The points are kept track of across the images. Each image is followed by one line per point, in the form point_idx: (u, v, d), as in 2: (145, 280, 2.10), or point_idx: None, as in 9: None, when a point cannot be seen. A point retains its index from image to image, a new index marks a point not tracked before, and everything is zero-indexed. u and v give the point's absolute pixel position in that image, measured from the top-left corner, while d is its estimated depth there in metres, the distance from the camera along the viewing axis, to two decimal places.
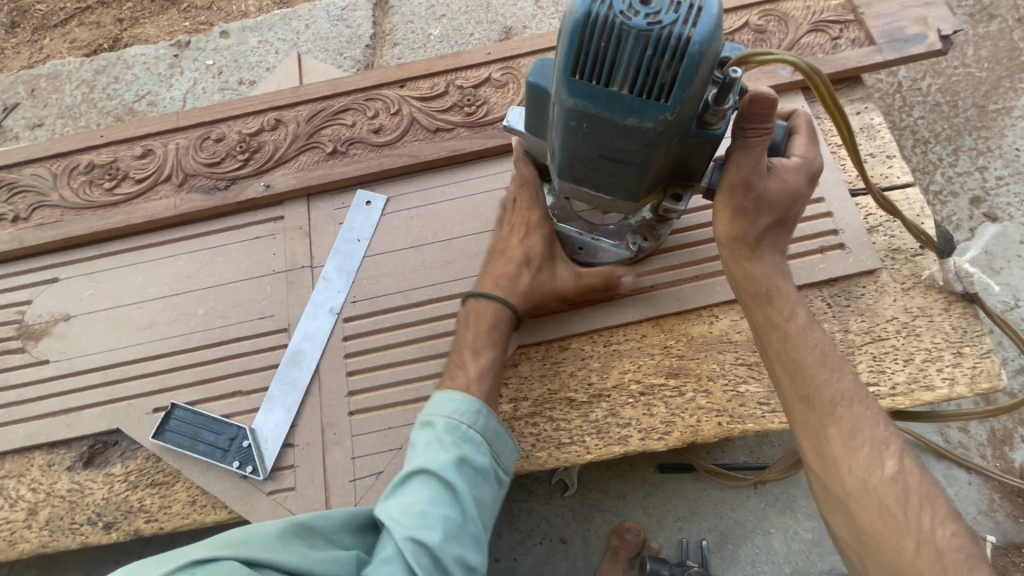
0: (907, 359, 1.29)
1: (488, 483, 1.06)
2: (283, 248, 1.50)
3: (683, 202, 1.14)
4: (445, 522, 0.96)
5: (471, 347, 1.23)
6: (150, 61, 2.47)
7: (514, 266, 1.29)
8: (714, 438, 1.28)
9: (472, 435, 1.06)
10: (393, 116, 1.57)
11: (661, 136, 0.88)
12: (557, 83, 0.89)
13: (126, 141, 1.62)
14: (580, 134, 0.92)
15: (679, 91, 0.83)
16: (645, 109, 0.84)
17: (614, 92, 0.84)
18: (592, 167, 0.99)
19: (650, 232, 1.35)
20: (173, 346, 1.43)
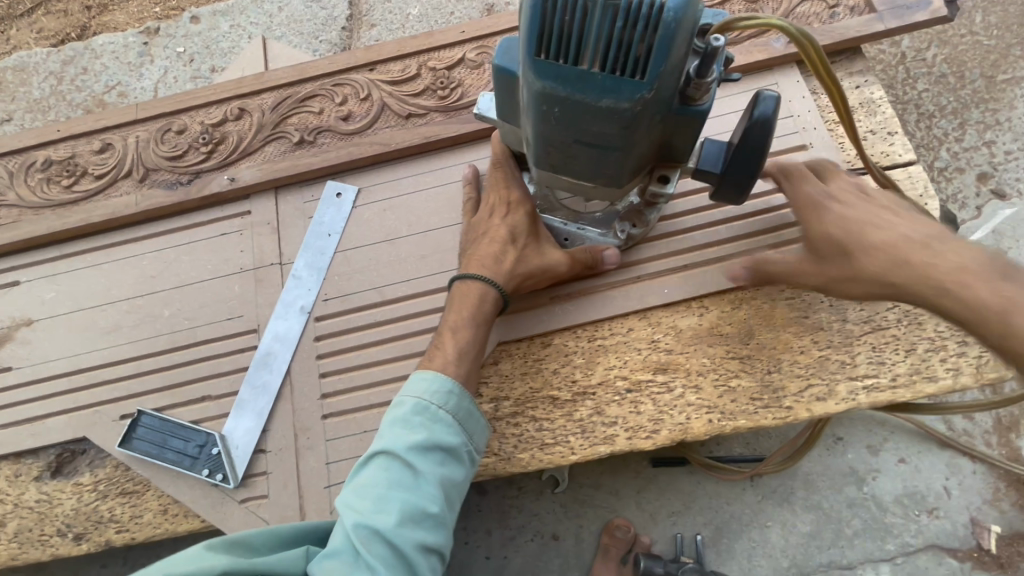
0: (908, 349, 1.22)
1: (456, 463, 1.05)
2: (251, 245, 1.42)
3: (669, 184, 1.05)
4: (400, 503, 0.97)
5: (451, 327, 1.17)
6: (119, 49, 2.36)
7: (499, 244, 1.21)
8: (704, 436, 1.22)
9: (441, 416, 1.06)
10: (363, 102, 1.49)
11: (641, 116, 0.79)
12: (522, 65, 0.80)
13: (84, 135, 1.54)
14: (552, 121, 0.83)
15: (656, 65, 0.74)
16: (620, 87, 0.75)
17: (584, 71, 0.76)
18: (569, 156, 0.90)
19: (639, 218, 1.28)
20: (139, 350, 1.37)
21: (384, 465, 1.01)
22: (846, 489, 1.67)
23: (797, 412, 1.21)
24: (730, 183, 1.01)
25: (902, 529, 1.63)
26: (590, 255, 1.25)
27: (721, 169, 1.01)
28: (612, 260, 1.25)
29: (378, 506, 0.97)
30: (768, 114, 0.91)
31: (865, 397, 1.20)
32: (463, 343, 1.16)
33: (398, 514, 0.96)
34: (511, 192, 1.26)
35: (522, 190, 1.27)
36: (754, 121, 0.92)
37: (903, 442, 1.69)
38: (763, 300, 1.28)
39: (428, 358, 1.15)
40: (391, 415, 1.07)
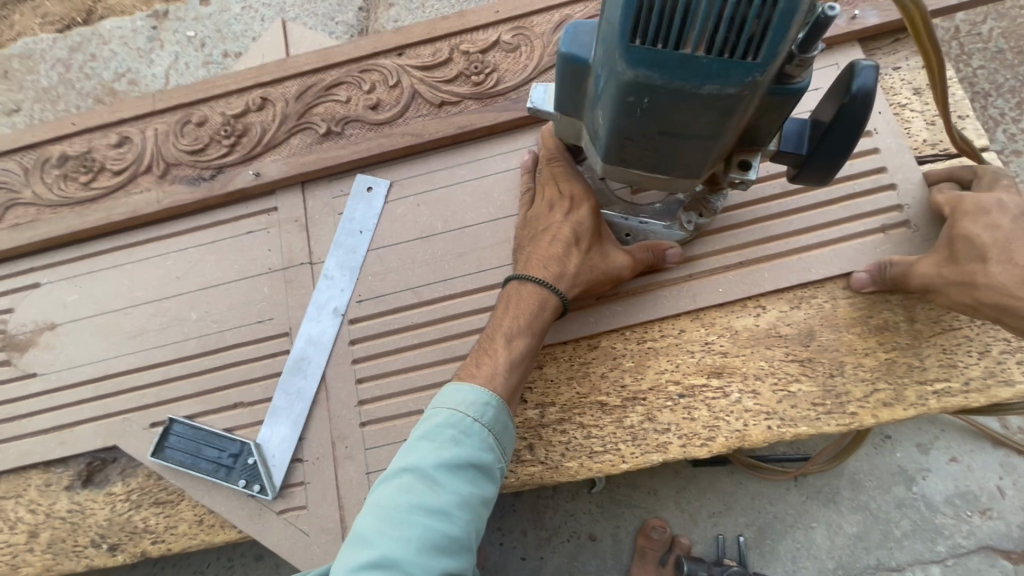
0: (983, 351, 1.14)
1: (486, 482, 0.97)
2: (278, 243, 1.36)
3: (752, 169, 0.95)
4: (422, 526, 0.88)
5: (508, 333, 1.10)
6: (127, 34, 2.27)
7: (562, 245, 1.14)
8: (762, 444, 1.16)
9: (475, 430, 0.98)
10: (392, 90, 1.40)
11: (745, 102, 0.73)
12: (609, 52, 0.74)
13: (100, 128, 1.46)
14: (640, 111, 0.77)
15: (772, 44, 0.67)
16: (728, 72, 0.69)
17: (687, 56, 0.69)
18: (650, 148, 0.84)
19: (705, 207, 1.17)
20: (166, 355, 1.32)
21: (408, 482, 0.93)
22: (894, 489, 1.61)
23: (861, 418, 1.14)
24: (818, 166, 0.92)
25: (953, 531, 1.57)
26: (653, 254, 1.19)
27: (808, 150, 0.92)
28: (674, 258, 1.19)
29: (398, 528, 0.88)
30: (868, 87, 0.81)
31: (935, 403, 1.14)
32: (518, 352, 1.10)
33: (418, 539, 0.87)
34: (572, 186, 1.19)
35: (583, 184, 1.19)
36: (852, 97, 0.81)
37: (953, 441, 1.63)
38: (824, 300, 1.21)
39: (476, 365, 1.09)
40: (421, 427, 0.99)
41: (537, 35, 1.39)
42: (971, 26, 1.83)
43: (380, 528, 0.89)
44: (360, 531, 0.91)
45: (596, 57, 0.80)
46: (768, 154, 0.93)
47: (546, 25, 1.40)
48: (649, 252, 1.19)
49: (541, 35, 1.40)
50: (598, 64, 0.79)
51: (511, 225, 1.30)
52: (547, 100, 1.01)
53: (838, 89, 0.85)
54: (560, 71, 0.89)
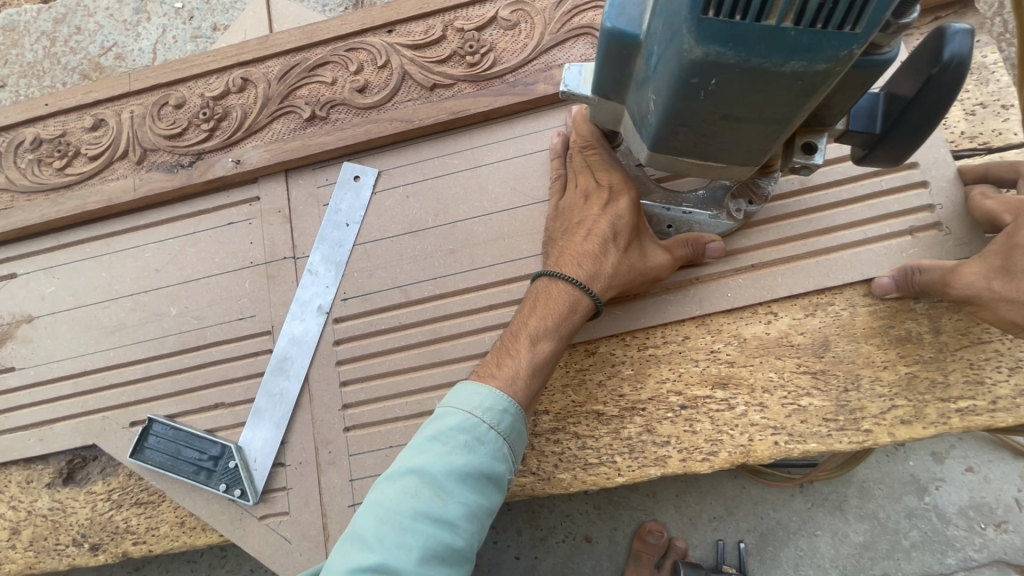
0: (1014, 367, 1.05)
1: (495, 493, 0.90)
2: (261, 236, 1.28)
3: (818, 153, 0.85)
4: (425, 535, 0.81)
5: (533, 334, 1.02)
6: (113, 6, 2.16)
7: (597, 242, 1.04)
8: (768, 460, 1.09)
9: (490, 438, 0.90)
10: (381, 71, 1.30)
11: (831, 80, 0.64)
12: (675, 26, 0.65)
13: (75, 110, 1.39)
14: (706, 94, 0.68)
15: (878, 10, 0.57)
16: (818, 46, 0.60)
17: (772, 27, 0.60)
18: (708, 134, 0.76)
19: (755, 193, 1.09)
20: (146, 352, 1.27)
21: (414, 485, 0.85)
22: (905, 499, 1.55)
23: (876, 436, 1.07)
24: (894, 147, 0.84)
25: (965, 543, 1.50)
26: (692, 250, 1.10)
27: (882, 128, 0.84)
28: (715, 253, 1.09)
29: (400, 535, 0.81)
30: (963, 54, 0.73)
31: (958, 421, 1.06)
32: (543, 355, 1.02)
33: (420, 549, 0.80)
34: (609, 175, 1.08)
35: (622, 172, 1.08)
36: (944, 65, 0.73)
37: (970, 449, 1.55)
38: (842, 307, 1.12)
39: (497, 365, 1.01)
40: (432, 427, 0.91)
41: (538, 10, 1.27)
42: None
43: (379, 531, 0.82)
44: (357, 531, 0.84)
45: (653, 32, 0.71)
46: (838, 133, 0.85)
47: None
48: (687, 247, 1.10)
49: (543, 11, 1.28)
50: (657, 40, 0.70)
51: (506, 220, 1.21)
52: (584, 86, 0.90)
53: (925, 58, 0.77)
54: (603, 50, 0.79)
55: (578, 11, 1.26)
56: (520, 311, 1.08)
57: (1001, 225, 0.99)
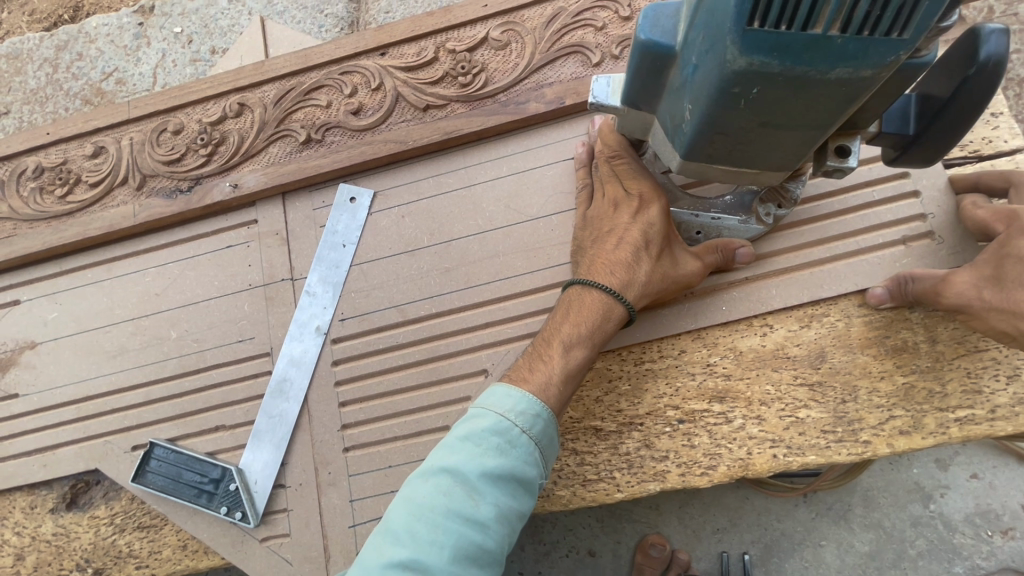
0: (1011, 375, 1.05)
1: (525, 496, 0.91)
2: (259, 258, 1.30)
3: (852, 156, 0.87)
4: (456, 534, 0.82)
5: (566, 341, 1.02)
6: (113, 32, 2.19)
7: (630, 250, 1.05)
8: (767, 473, 1.09)
9: (522, 441, 0.91)
10: (375, 93, 1.32)
11: (874, 84, 0.66)
12: (716, 37, 0.66)
13: (75, 138, 1.41)
14: (747, 101, 0.70)
15: (926, 15, 0.58)
16: (865, 53, 0.62)
17: (818, 36, 0.61)
18: (745, 140, 0.79)
19: (784, 197, 1.07)
20: (147, 376, 1.28)
21: (447, 484, 0.86)
22: (910, 507, 1.54)
23: (875, 448, 1.07)
24: (926, 149, 0.87)
25: (972, 551, 1.49)
26: (722, 255, 1.10)
27: (915, 130, 0.87)
28: (744, 258, 1.10)
29: (432, 531, 0.82)
30: (999, 54, 0.76)
31: (957, 431, 1.05)
32: (575, 362, 1.02)
33: (452, 548, 0.81)
34: (639, 184, 1.08)
35: (651, 180, 1.09)
36: (981, 65, 0.76)
37: (974, 456, 1.54)
38: (837, 318, 1.12)
39: (529, 370, 1.01)
40: (464, 427, 0.91)
41: (528, 30, 1.29)
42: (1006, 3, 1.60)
43: (411, 525, 0.83)
44: (389, 525, 0.86)
45: (690, 43, 0.73)
46: (871, 136, 0.87)
47: (538, 19, 1.30)
48: (717, 254, 1.10)
49: (533, 30, 1.30)
50: (694, 50, 0.72)
51: (503, 237, 1.22)
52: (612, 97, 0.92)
53: (959, 61, 0.81)
54: (636, 61, 0.81)
55: (567, 30, 1.28)
56: (551, 317, 1.08)
57: (994, 234, 0.99)
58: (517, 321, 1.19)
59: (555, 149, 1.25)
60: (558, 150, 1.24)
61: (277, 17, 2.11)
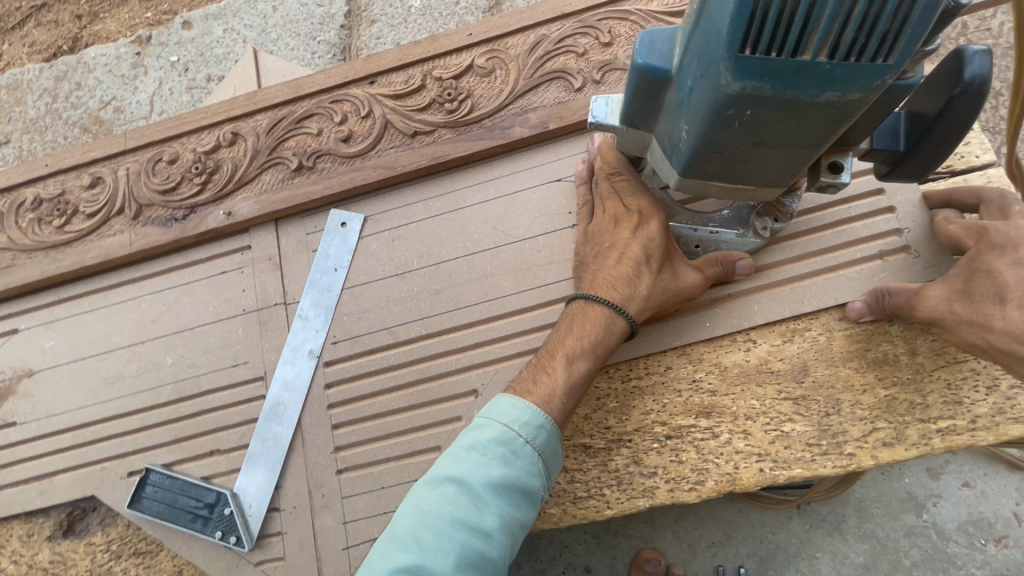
0: (990, 386, 1.07)
1: (529, 508, 0.92)
2: (253, 283, 1.32)
3: (844, 172, 0.91)
4: (461, 542, 0.83)
5: (570, 354, 1.04)
6: (111, 61, 2.24)
7: (631, 265, 1.07)
8: (754, 487, 1.10)
9: (526, 452, 0.93)
10: (365, 120, 1.36)
11: (862, 106, 0.70)
12: (709, 63, 0.70)
13: (73, 169, 1.44)
14: (740, 123, 0.73)
15: (908, 43, 0.62)
16: (851, 78, 0.66)
17: (807, 62, 0.65)
18: (739, 159, 0.82)
19: (780, 210, 1.11)
20: (142, 403, 1.30)
21: (452, 493, 0.88)
22: (903, 517, 1.54)
23: (860, 460, 1.08)
24: (917, 164, 0.90)
25: (966, 561, 1.50)
26: (722, 268, 1.12)
27: (906, 145, 0.90)
28: (743, 270, 1.12)
29: (437, 539, 0.83)
30: (982, 74, 0.79)
31: (939, 442, 1.07)
32: (579, 375, 1.03)
33: (456, 556, 0.82)
34: (638, 200, 1.12)
35: (650, 197, 1.12)
36: (966, 85, 0.79)
37: (964, 464, 1.55)
38: (819, 332, 1.14)
39: (533, 382, 1.03)
40: (471, 436, 0.94)
41: (512, 57, 1.33)
42: (979, 20, 1.65)
43: (417, 533, 0.85)
44: (394, 531, 0.88)
45: (685, 67, 0.76)
46: (862, 153, 0.90)
47: (521, 46, 1.34)
48: (718, 266, 1.12)
49: (517, 57, 1.34)
50: (689, 74, 0.75)
51: (492, 258, 1.25)
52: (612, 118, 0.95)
53: (945, 79, 0.83)
54: (633, 84, 0.84)
55: (549, 57, 1.32)
56: (554, 331, 1.10)
57: (966, 249, 1.02)
58: (506, 341, 1.21)
59: (539, 171, 1.28)
60: (543, 172, 1.28)
61: (271, 45, 2.16)
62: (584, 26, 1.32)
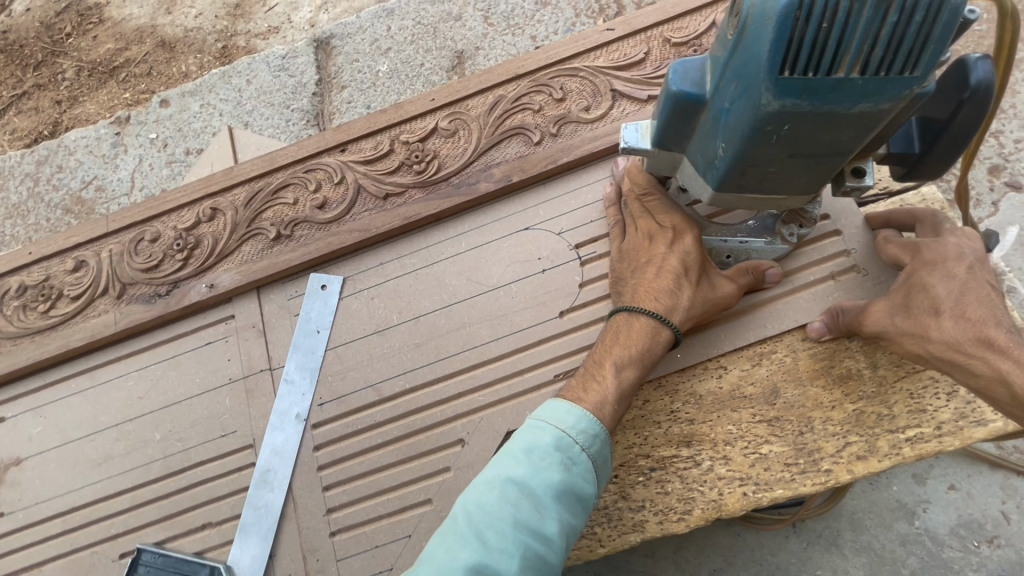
0: (950, 392, 1.12)
1: (582, 513, 0.97)
2: (238, 352, 1.35)
3: (867, 176, 0.97)
4: (524, 544, 0.89)
5: (618, 362, 1.08)
6: (91, 143, 2.31)
7: (671, 278, 1.12)
8: (740, 512, 1.13)
9: (581, 459, 0.97)
10: (338, 186, 1.42)
11: (890, 115, 0.81)
12: (749, 85, 0.79)
13: (57, 255, 1.48)
14: (778, 137, 0.83)
15: (931, 57, 0.74)
16: (883, 90, 0.77)
17: (841, 78, 0.76)
18: (775, 170, 0.90)
19: (804, 218, 1.15)
20: (132, 481, 1.31)
21: (515, 496, 0.93)
22: (897, 526, 1.56)
23: (837, 475, 1.12)
24: (933, 165, 0.96)
25: (963, 564, 1.52)
26: (753, 277, 1.17)
27: (920, 148, 0.96)
28: (773, 278, 1.18)
29: (501, 540, 0.89)
30: (987, 79, 0.87)
31: (909, 450, 1.11)
32: (627, 383, 1.07)
33: (520, 558, 0.88)
34: (670, 217, 1.17)
35: (681, 213, 1.18)
36: (974, 90, 0.87)
37: (949, 467, 1.59)
38: (784, 353, 1.19)
39: (583, 390, 1.06)
40: (528, 440, 0.98)
41: (473, 117, 1.42)
42: None
43: (480, 531, 0.91)
44: (457, 525, 0.93)
45: (721, 91, 0.85)
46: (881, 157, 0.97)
47: (480, 107, 1.43)
48: (748, 275, 1.17)
49: (478, 117, 1.43)
50: (725, 96, 0.84)
51: (471, 308, 1.30)
52: (644, 140, 1.02)
53: (950, 86, 0.91)
54: (668, 109, 0.93)
55: (508, 116, 1.41)
56: (598, 344, 1.14)
57: (904, 266, 1.10)
58: (487, 388, 1.25)
59: (508, 222, 1.35)
60: (513, 222, 1.34)
61: (246, 116, 2.25)
62: (537, 85, 1.42)
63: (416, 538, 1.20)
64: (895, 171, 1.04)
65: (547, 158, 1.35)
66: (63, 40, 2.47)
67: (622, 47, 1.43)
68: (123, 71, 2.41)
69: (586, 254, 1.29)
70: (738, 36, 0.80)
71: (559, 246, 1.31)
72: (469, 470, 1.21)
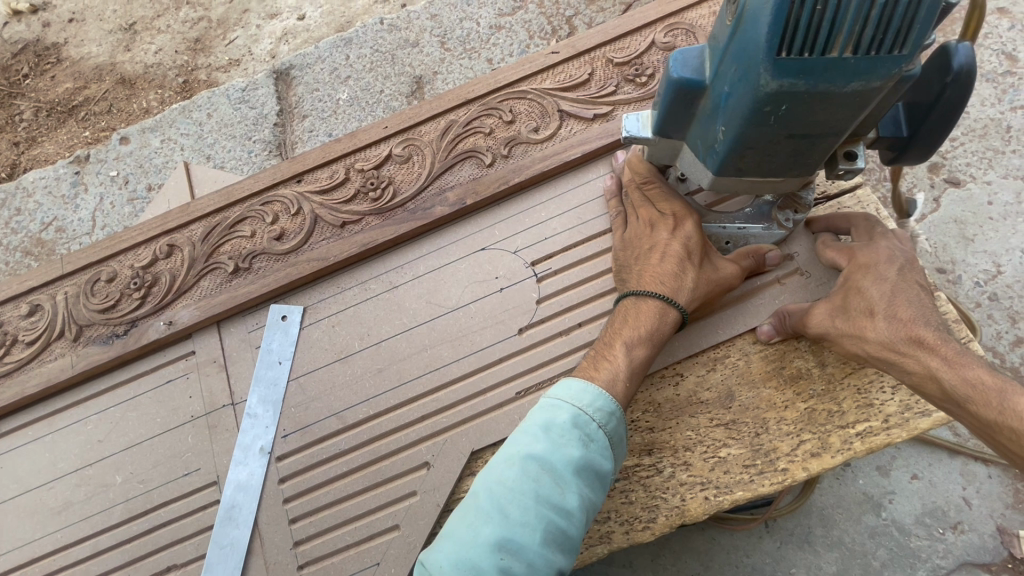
0: (894, 386, 1.16)
1: (601, 489, 0.98)
2: (199, 388, 1.34)
3: (859, 158, 1.01)
4: (547, 519, 0.90)
5: (628, 341, 1.10)
6: (50, 184, 2.29)
7: (674, 262, 1.14)
8: (703, 516, 1.15)
9: (599, 436, 0.98)
10: (295, 217, 1.43)
11: (881, 93, 0.84)
12: (748, 67, 0.83)
13: (11, 300, 1.46)
14: (776, 117, 0.86)
15: (918, 35, 0.78)
16: (875, 69, 0.80)
17: (835, 58, 0.80)
18: (773, 152, 0.94)
19: (799, 203, 1.19)
20: (94, 527, 1.28)
21: (536, 472, 0.93)
22: (865, 518, 1.59)
23: (793, 473, 1.15)
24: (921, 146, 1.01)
25: (930, 552, 1.55)
26: (754, 260, 1.21)
27: (908, 131, 1.01)
28: (773, 261, 1.21)
29: (523, 515, 0.90)
30: (969, 62, 0.90)
31: (860, 444, 1.14)
32: (638, 361, 1.09)
33: (542, 532, 0.89)
34: (671, 204, 1.21)
35: (681, 201, 1.21)
36: (956, 74, 0.91)
37: (911, 457, 1.63)
38: (737, 357, 1.23)
39: (595, 368, 1.08)
40: (546, 417, 0.98)
41: (427, 143, 1.45)
42: None
43: (501, 507, 0.91)
44: (477, 504, 0.94)
45: (721, 76, 0.89)
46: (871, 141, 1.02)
47: (432, 133, 1.46)
48: (750, 259, 1.21)
49: (431, 142, 1.46)
50: (725, 80, 0.88)
51: (431, 330, 1.31)
52: (646, 129, 1.07)
53: (935, 71, 0.95)
54: (669, 95, 0.97)
55: (459, 140, 1.44)
56: (608, 327, 1.16)
57: (841, 268, 1.15)
58: (451, 410, 1.26)
59: (465, 243, 1.37)
60: (470, 243, 1.37)
61: (208, 149, 2.26)
62: (487, 108, 1.46)
63: (385, 565, 1.19)
64: (883, 154, 1.10)
65: (498, 179, 1.38)
66: (21, 81, 2.46)
67: (567, 69, 1.48)
68: (83, 110, 2.41)
69: (541, 271, 1.32)
70: (736, 22, 0.84)
71: (516, 264, 1.33)
72: (436, 493, 1.21)
